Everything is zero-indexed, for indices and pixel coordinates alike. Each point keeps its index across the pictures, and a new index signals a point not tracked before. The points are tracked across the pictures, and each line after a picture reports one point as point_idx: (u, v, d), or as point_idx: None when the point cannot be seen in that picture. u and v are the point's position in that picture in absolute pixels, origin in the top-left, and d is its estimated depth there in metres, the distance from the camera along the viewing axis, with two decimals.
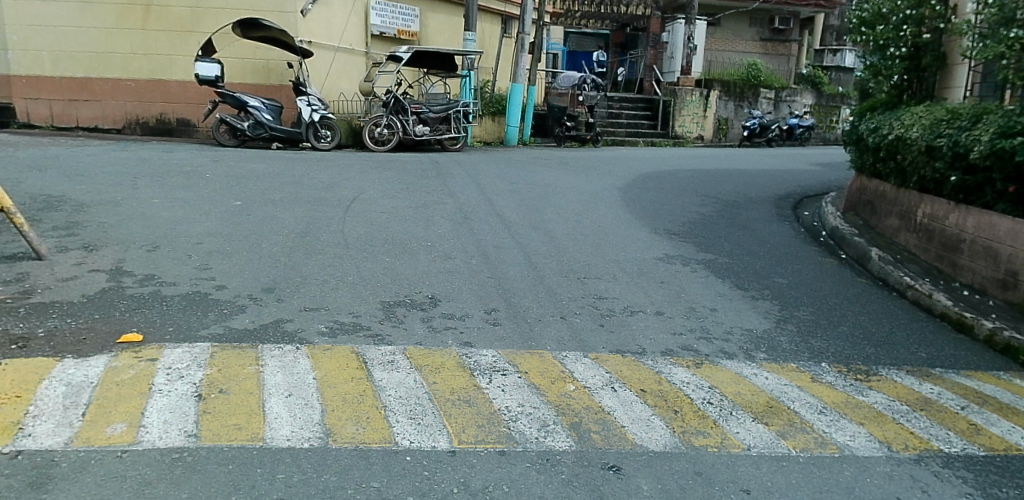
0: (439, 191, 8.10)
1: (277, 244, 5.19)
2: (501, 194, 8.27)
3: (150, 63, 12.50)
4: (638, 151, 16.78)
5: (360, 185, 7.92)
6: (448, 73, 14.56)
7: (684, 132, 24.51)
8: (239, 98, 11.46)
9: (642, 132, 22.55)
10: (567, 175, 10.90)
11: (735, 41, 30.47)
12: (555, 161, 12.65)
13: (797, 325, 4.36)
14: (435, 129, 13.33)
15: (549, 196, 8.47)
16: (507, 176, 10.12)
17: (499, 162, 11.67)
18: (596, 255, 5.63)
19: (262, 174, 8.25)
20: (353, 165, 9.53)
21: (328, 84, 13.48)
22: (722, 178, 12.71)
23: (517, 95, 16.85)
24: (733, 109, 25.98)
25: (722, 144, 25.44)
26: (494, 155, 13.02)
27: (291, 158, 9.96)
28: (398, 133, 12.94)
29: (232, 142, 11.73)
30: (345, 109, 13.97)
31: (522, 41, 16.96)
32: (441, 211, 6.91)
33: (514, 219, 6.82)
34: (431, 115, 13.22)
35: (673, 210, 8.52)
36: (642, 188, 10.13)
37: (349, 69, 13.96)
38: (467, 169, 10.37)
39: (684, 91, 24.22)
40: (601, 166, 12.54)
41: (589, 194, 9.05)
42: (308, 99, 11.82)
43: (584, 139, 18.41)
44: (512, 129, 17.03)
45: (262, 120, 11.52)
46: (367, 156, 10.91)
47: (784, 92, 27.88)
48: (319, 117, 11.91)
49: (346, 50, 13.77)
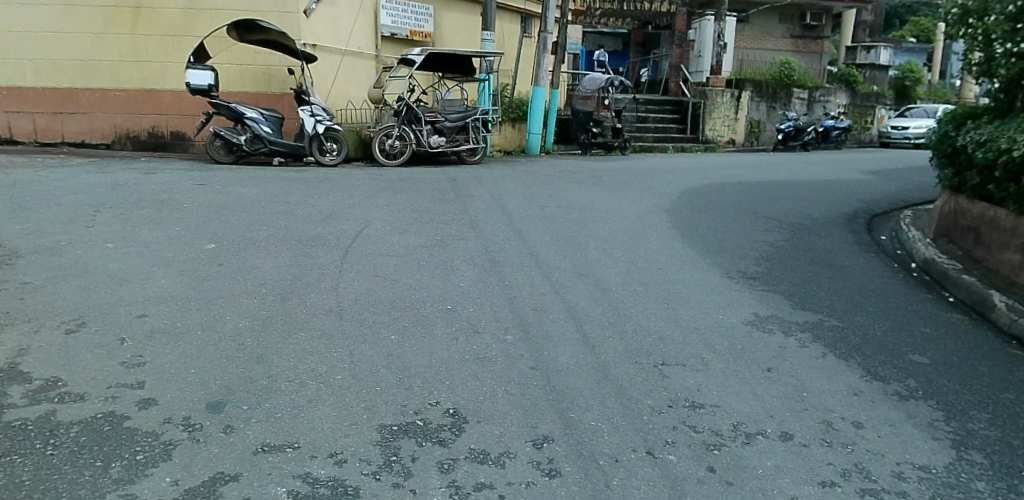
0: (457, 220, 6.78)
1: (248, 315, 3.88)
2: (533, 222, 6.94)
3: (141, 71, 11.32)
4: (671, 160, 15.37)
5: (366, 215, 6.62)
6: (464, 77, 13.26)
7: (714, 136, 22.77)
8: (234, 109, 10.19)
9: (671, 137, 20.99)
10: (602, 191, 9.53)
11: (766, 38, 28.81)
12: (584, 175, 11.30)
13: (988, 456, 2.97)
14: (452, 139, 12.07)
15: (589, 223, 7.12)
16: (535, 194, 8.78)
17: (523, 178, 10.36)
18: (669, 320, 4.28)
19: (250, 201, 6.98)
20: (358, 187, 8.26)
21: (334, 91, 12.26)
22: (775, 192, 11.24)
23: (540, 100, 15.67)
24: (766, 111, 24.37)
25: (756, 148, 23.81)
26: (516, 169, 11.71)
27: (287, 178, 8.73)
28: (410, 144, 11.65)
29: (227, 159, 10.43)
30: (352, 118, 12.72)
31: (545, 41, 15.62)
32: (462, 252, 5.59)
33: (552, 262, 5.49)
34: (448, 125, 11.96)
35: (739, 241, 7.12)
36: (693, 209, 8.72)
37: (357, 74, 12.72)
38: (488, 187, 9.07)
39: (715, 92, 22.54)
40: (638, 180, 11.16)
41: (634, 218, 7.68)
42: (311, 109, 10.57)
43: (612, 146, 16.96)
44: (534, 136, 15.86)
45: (260, 134, 10.26)
46: (375, 174, 9.67)
47: (818, 92, 26.30)
48: (324, 128, 10.68)
49: (352, 53, 12.53)
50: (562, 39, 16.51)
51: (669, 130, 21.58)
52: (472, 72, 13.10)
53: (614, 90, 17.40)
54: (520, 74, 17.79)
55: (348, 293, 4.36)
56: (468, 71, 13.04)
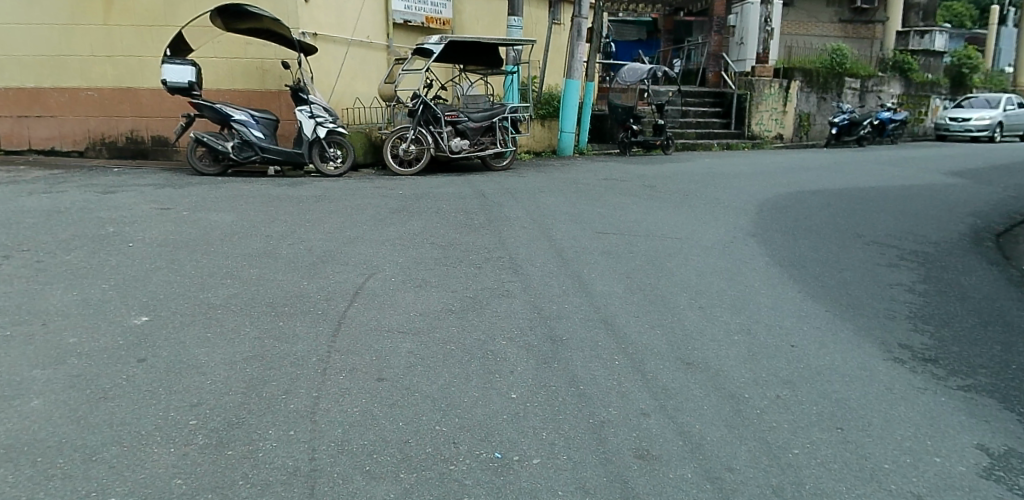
0: (493, 259, 5.09)
1: (152, 487, 2.22)
2: (591, 263, 5.22)
3: (116, 67, 9.83)
4: (725, 161, 13.51)
5: (372, 257, 4.95)
6: (489, 69, 11.50)
7: (761, 131, 20.75)
8: (219, 111, 8.68)
9: (715, 133, 19.02)
10: (663, 207, 7.76)
11: (811, 24, 26.67)
12: (631, 184, 9.52)
13: None
14: (476, 142, 10.40)
15: (665, 263, 5.37)
16: (584, 213, 7.04)
17: (563, 189, 8.63)
18: (864, 479, 2.56)
19: (223, 234, 5.35)
20: (363, 209, 6.58)
21: (340, 87, 10.64)
22: (864, 201, 9.37)
23: (573, 94, 13.87)
24: (816, 103, 22.28)
25: (806, 144, 21.67)
26: (551, 177, 10.00)
27: (279, 196, 7.11)
28: (428, 148, 9.99)
29: (214, 171, 8.91)
30: (360, 119, 11.09)
31: (580, 27, 13.84)
32: (505, 320, 3.88)
33: (637, 338, 3.77)
34: (471, 125, 10.27)
35: (866, 286, 5.33)
36: (784, 234, 6.93)
37: (365, 68, 11.08)
38: (523, 204, 7.34)
39: (762, 83, 20.65)
40: (701, 189, 9.38)
41: (717, 251, 5.94)
42: (310, 109, 8.98)
43: (655, 144, 15.06)
44: (566, 135, 14.11)
45: (250, 139, 8.76)
46: (387, 187, 8.03)
47: (870, 82, 24.14)
48: (325, 132, 9.10)
49: (360, 43, 10.88)
50: (597, 24, 14.49)
51: (711, 124, 19.61)
52: (499, 64, 11.34)
53: (656, 82, 15.59)
54: (551, 65, 15.79)
55: (336, 424, 2.69)
56: (494, 63, 11.27)
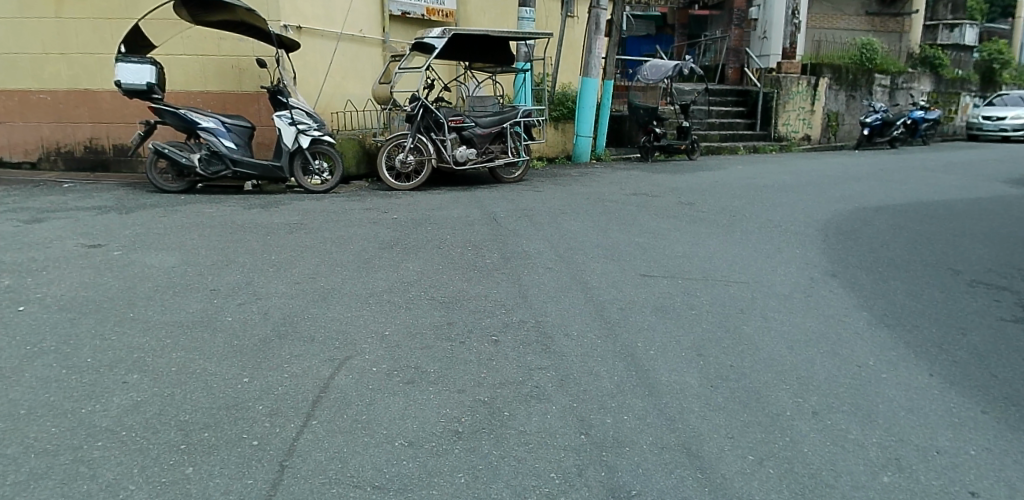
0: (513, 327, 3.75)
1: None
2: (645, 329, 3.89)
3: (70, 66, 8.60)
4: (760, 169, 12.11)
5: (349, 327, 3.62)
6: (498, 68, 10.14)
7: (789, 132, 19.33)
8: (184, 117, 7.46)
9: (739, 135, 17.66)
10: (710, 234, 6.43)
11: (837, 16, 25.29)
12: (664, 199, 8.21)
13: None
14: (484, 150, 9.07)
15: (741, 329, 4.02)
16: (619, 246, 5.71)
17: (588, 208, 7.33)
18: None
19: (153, 289, 4.03)
20: (345, 243, 5.27)
21: (329, 89, 9.39)
22: (937, 219, 8.05)
23: (591, 94, 12.62)
24: (845, 101, 21.09)
25: (834, 144, 20.54)
26: (570, 191, 8.70)
27: (246, 224, 5.83)
28: (429, 159, 8.65)
29: (179, 187, 7.62)
30: (351, 123, 9.85)
31: (596, 18, 12.48)
32: (542, 452, 2.55)
33: (748, 487, 2.41)
34: (478, 132, 8.94)
35: (1010, 360, 3.97)
36: (867, 273, 5.60)
37: (357, 64, 9.81)
38: (543, 232, 6.02)
39: (790, 80, 19.18)
40: (747, 207, 8.03)
41: (798, 305, 4.60)
42: (291, 115, 7.71)
43: (679, 149, 13.72)
44: (583, 139, 12.88)
45: (219, 151, 7.53)
46: (379, 209, 6.75)
47: (901, 79, 22.74)
48: (309, 141, 7.82)
49: (351, 37, 9.60)
50: (618, 16, 13.04)
51: (735, 125, 18.22)
52: (510, 62, 9.99)
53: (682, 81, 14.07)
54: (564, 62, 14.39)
55: None
56: (503, 60, 9.92)
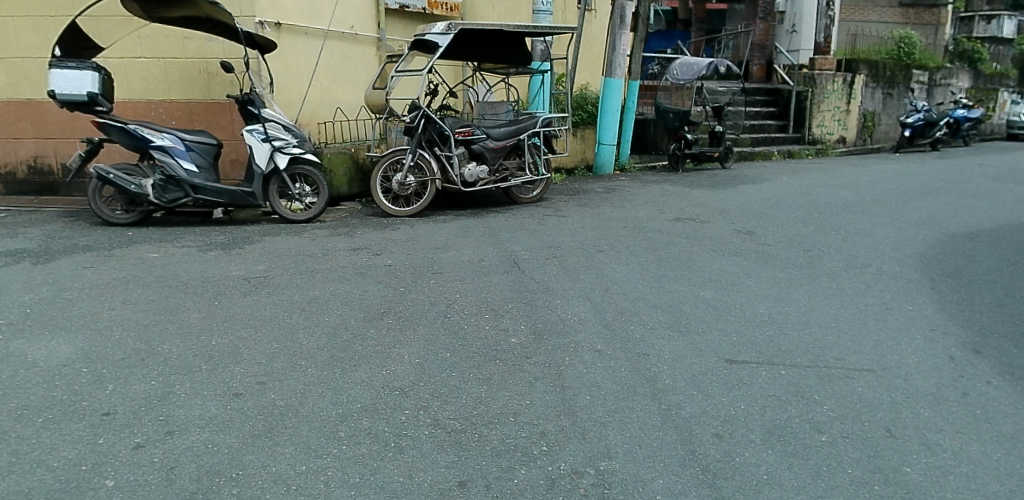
0: (561, 490, 2.36)
1: None
2: (765, 480, 2.49)
3: (8, 73, 7.28)
4: (809, 182, 10.68)
5: (297, 494, 2.25)
6: (511, 69, 8.74)
7: (823, 134, 18.13)
8: (133, 134, 6.14)
9: (772, 138, 16.46)
10: (791, 284, 5.04)
11: (869, 8, 23.82)
12: (714, 227, 6.84)
13: None
14: (497, 167, 7.70)
15: (906, 471, 2.63)
16: (683, 306, 4.33)
17: (627, 242, 5.98)
18: None
19: (15, 416, 2.67)
20: (320, 311, 3.92)
21: (315, 95, 8.07)
22: None
23: (614, 96, 11.26)
24: (881, 100, 19.68)
25: (870, 147, 19.18)
26: (599, 214, 7.34)
27: (197, 277, 4.49)
28: (433, 179, 7.26)
29: (130, 218, 6.28)
30: (341, 135, 8.51)
31: (620, 11, 11.08)
32: None
33: None
34: (491, 145, 7.58)
35: None
36: (1017, 343, 4.18)
37: (347, 66, 8.47)
38: (579, 284, 4.65)
39: (825, 79, 17.86)
40: (819, 236, 6.65)
41: (964, 414, 3.18)
42: (264, 129, 6.44)
43: (711, 156, 12.34)
44: (606, 147, 11.45)
45: (176, 174, 6.20)
46: (370, 249, 5.41)
47: (940, 74, 21.18)
48: (286, 161, 6.53)
49: (339, 34, 8.25)
50: (644, 8, 11.59)
51: (767, 127, 16.96)
52: (525, 62, 8.58)
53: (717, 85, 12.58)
54: (583, 60, 12.94)
55: None
56: (517, 60, 8.50)
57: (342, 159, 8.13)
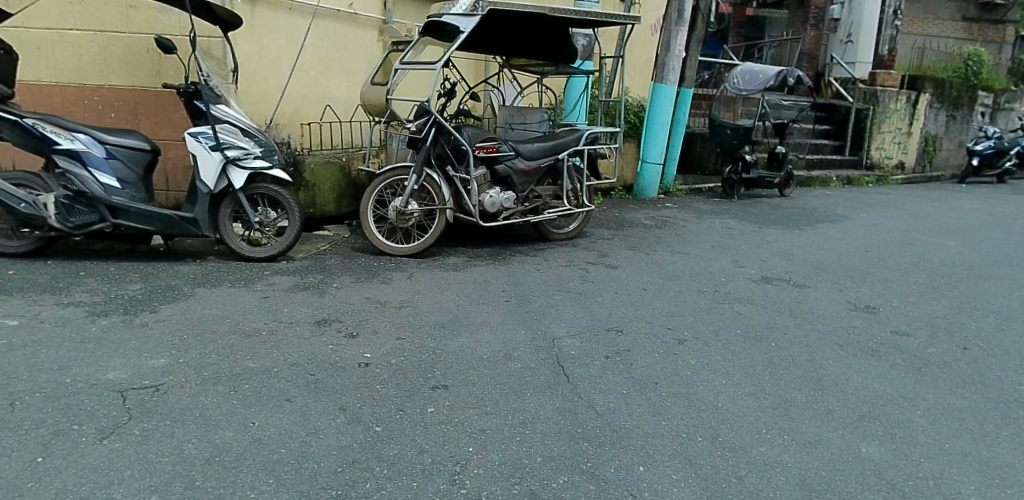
0: None
1: None
2: None
3: None
4: (897, 223, 8.82)
5: None
6: (549, 68, 6.95)
7: (881, 158, 16.35)
8: (30, 133, 4.41)
9: (829, 160, 14.84)
10: (990, 430, 3.21)
11: (930, 20, 21.68)
12: (816, 297, 5.06)
13: None
14: (526, 195, 5.94)
15: None
16: (850, 488, 2.55)
17: (710, 323, 4.20)
18: None
19: None
20: (220, 487, 2.16)
21: (298, 88, 6.39)
22: None
23: (664, 106, 9.47)
24: (944, 122, 17.73)
25: (930, 175, 17.25)
26: (658, 265, 5.56)
27: (44, 383, 2.73)
28: (445, 206, 5.47)
29: (24, 247, 4.56)
30: (334, 139, 6.77)
31: (676, 4, 9.30)
32: None
33: None
34: (519, 166, 5.84)
35: None
36: None
37: (343, 55, 6.74)
38: (663, 422, 2.88)
39: (889, 95, 16.07)
40: (965, 322, 4.82)
41: None
42: (214, 133, 4.71)
43: (770, 183, 10.57)
44: (650, 166, 9.61)
45: (88, 192, 4.47)
46: (342, 322, 3.67)
47: (1007, 97, 19.17)
48: (243, 177, 4.78)
49: (333, 14, 6.55)
50: (706, 2, 9.76)
51: (823, 147, 15.35)
52: (568, 58, 6.77)
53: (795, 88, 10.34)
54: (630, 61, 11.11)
55: None
56: (558, 55, 6.70)
57: (329, 172, 6.43)
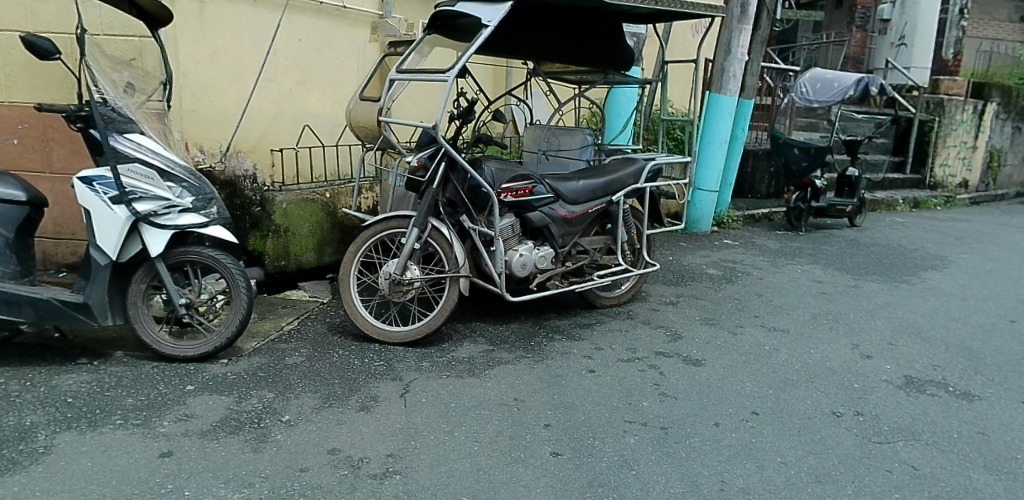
0: None
1: None
2: None
3: None
4: (1015, 270, 7.14)
5: None
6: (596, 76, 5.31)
7: (943, 175, 14.61)
8: None
9: (890, 180, 13.15)
10: None
11: (987, 21, 19.81)
12: (1000, 422, 3.44)
13: None
14: (569, 249, 4.34)
15: None
16: None
17: (884, 497, 2.59)
18: None
19: None
20: None
21: (265, 104, 4.88)
22: None
23: (721, 121, 7.82)
24: (1011, 135, 15.91)
25: (997, 193, 15.46)
26: (755, 358, 3.97)
27: None
28: (460, 270, 3.85)
29: None
30: (315, 168, 5.26)
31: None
32: None
33: None
34: (558, 213, 4.21)
35: None
36: None
37: (327, 60, 5.25)
38: None
39: (955, 105, 14.24)
40: None
41: None
42: (118, 177, 3.17)
43: (841, 212, 8.94)
44: (704, 195, 7.95)
45: None
46: None
47: None
48: (162, 241, 3.25)
49: (313, 7, 5.07)
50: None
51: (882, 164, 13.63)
52: (621, 63, 5.15)
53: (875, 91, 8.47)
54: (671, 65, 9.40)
55: None
56: (608, 60, 5.06)
57: (308, 212, 4.95)
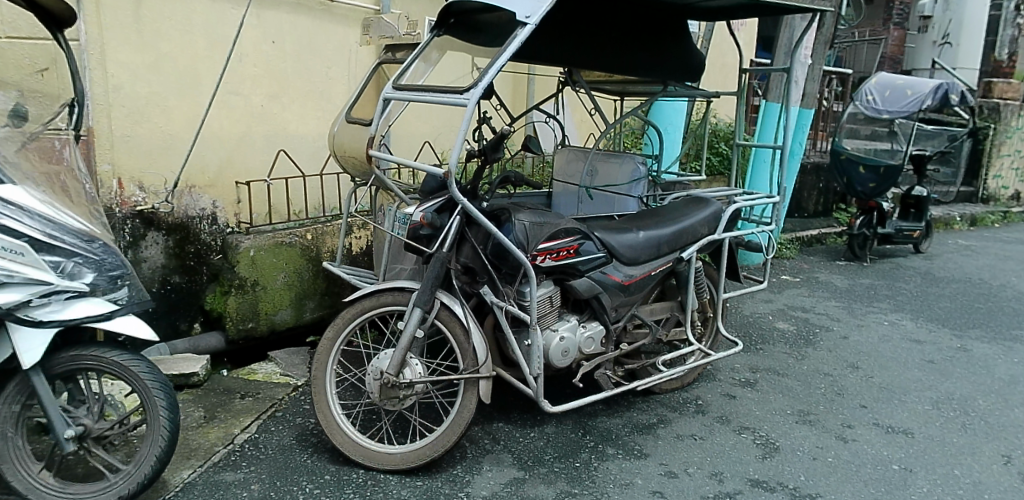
0: None
1: None
2: None
3: None
4: None
5: None
6: (651, 86, 4.20)
7: (997, 187, 13.36)
8: None
9: None
10: None
11: None
12: None
13: None
14: (623, 325, 3.22)
15: None
16: None
17: None
18: None
19: None
20: None
21: (227, 123, 3.87)
22: None
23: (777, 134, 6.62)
24: None
25: None
26: (889, 489, 2.85)
27: None
28: (479, 369, 2.73)
29: None
30: (293, 202, 4.19)
31: None
32: None
33: None
34: (613, 277, 3.09)
35: None
36: None
37: (308, 66, 4.22)
38: None
39: (1013, 110, 12.97)
40: None
41: None
42: None
43: (909, 237, 7.77)
44: None
45: None
46: None
47: None
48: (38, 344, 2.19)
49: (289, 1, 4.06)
50: None
51: None
52: (686, 71, 4.05)
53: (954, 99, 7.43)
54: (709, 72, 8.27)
55: None
56: (671, 67, 3.96)
57: (283, 260, 3.83)
